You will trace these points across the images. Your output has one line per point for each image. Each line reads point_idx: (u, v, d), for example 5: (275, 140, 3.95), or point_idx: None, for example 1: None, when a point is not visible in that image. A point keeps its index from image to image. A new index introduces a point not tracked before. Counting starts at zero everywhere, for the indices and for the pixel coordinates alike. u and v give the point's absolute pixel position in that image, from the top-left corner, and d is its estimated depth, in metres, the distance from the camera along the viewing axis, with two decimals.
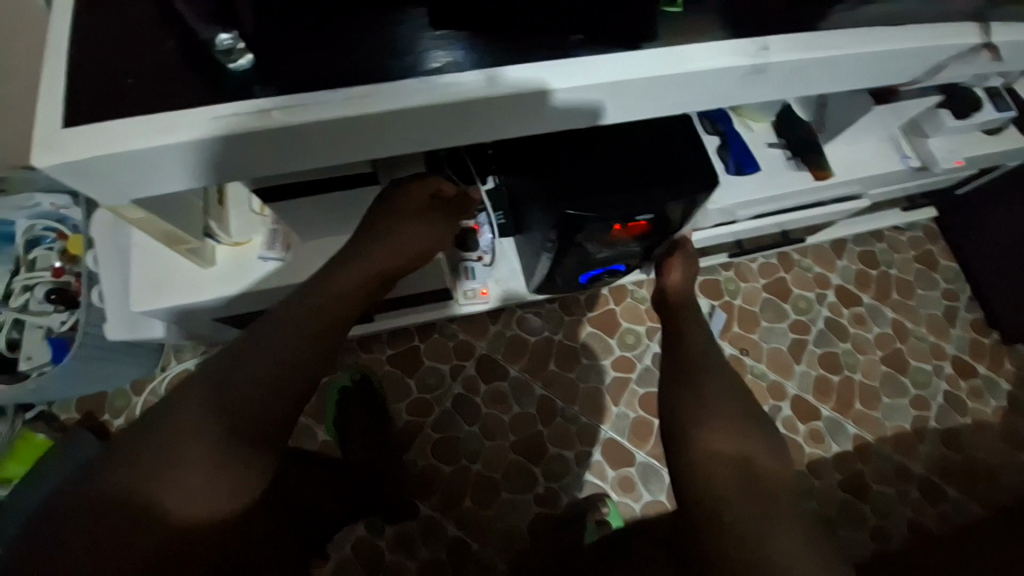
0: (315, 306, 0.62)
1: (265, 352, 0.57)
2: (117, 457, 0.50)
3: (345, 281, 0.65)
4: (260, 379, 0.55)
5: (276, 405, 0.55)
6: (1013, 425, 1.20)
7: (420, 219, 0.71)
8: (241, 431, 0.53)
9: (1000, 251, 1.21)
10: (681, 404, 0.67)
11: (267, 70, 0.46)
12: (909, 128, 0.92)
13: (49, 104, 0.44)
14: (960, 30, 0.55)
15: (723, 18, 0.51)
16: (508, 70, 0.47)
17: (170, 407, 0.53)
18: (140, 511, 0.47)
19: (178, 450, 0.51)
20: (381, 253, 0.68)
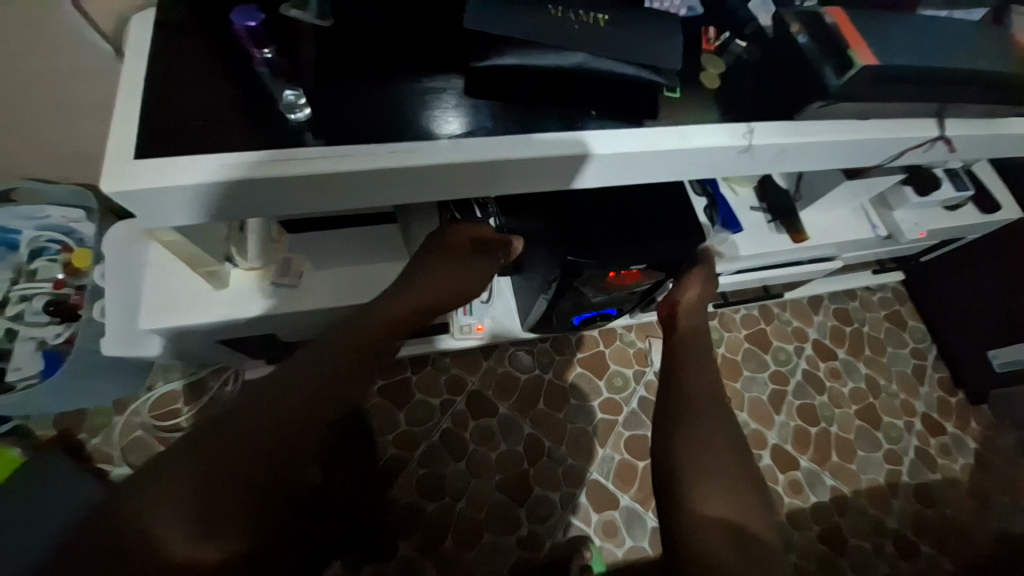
0: (350, 339, 0.62)
1: (283, 394, 0.55)
2: (134, 487, 0.48)
3: (367, 321, 0.65)
4: (287, 412, 0.54)
5: (299, 441, 0.53)
6: (981, 484, 1.25)
7: (461, 260, 0.75)
8: (259, 467, 0.51)
9: (963, 316, 1.30)
10: (676, 451, 0.58)
11: (315, 121, 0.51)
12: (877, 201, 1.01)
13: (120, 136, 0.47)
14: (920, 124, 0.64)
15: (717, 104, 0.58)
16: (528, 137, 0.52)
17: (179, 450, 0.50)
18: (152, 547, 0.45)
19: (190, 493, 0.48)
20: (426, 291, 0.71)
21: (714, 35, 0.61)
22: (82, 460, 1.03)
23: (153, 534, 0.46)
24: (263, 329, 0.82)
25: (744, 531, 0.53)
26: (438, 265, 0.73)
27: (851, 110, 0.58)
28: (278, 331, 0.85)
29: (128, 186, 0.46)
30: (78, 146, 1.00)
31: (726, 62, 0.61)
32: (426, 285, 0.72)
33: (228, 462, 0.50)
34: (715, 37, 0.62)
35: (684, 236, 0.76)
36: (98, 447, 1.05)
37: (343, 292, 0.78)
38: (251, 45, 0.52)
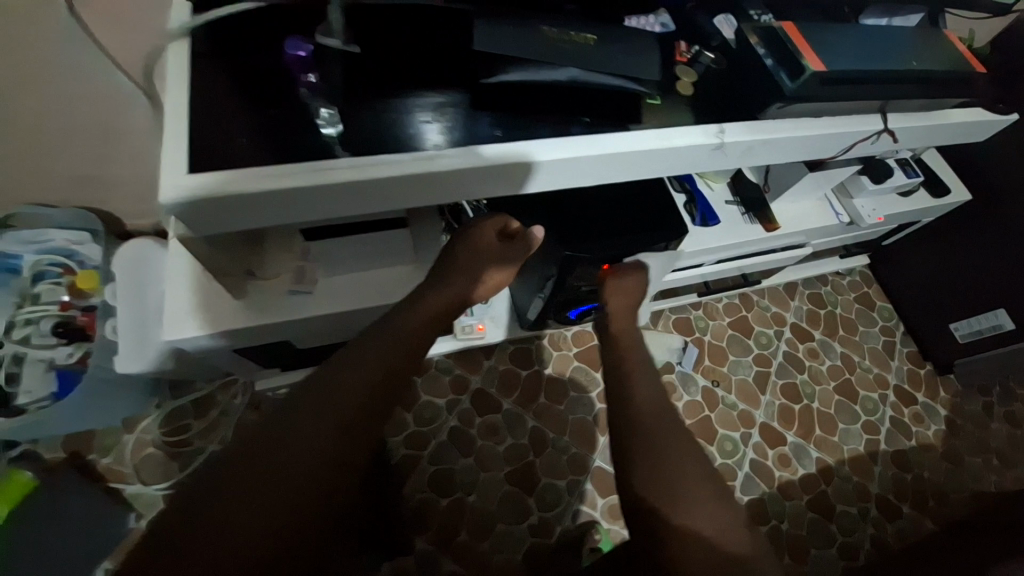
0: (395, 335, 0.66)
1: (337, 403, 0.57)
2: (216, 479, 0.50)
3: (382, 349, 0.64)
4: (351, 402, 0.57)
5: (366, 427, 0.57)
6: (952, 447, 1.35)
7: (492, 254, 0.78)
8: (333, 452, 0.54)
9: (926, 293, 1.41)
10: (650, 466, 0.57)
11: (342, 135, 0.57)
12: (838, 190, 1.12)
13: (171, 153, 0.52)
14: (867, 118, 0.73)
15: (692, 108, 0.66)
16: (525, 143, 0.59)
17: (254, 444, 0.53)
18: (243, 533, 0.47)
19: (274, 481, 0.50)
20: (459, 284, 0.76)
21: (685, 49, 0.69)
22: (93, 480, 1.04)
23: (241, 527, 0.47)
24: (279, 336, 0.86)
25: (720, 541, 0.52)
26: (470, 258, 0.77)
27: (809, 109, 0.67)
28: (294, 338, 0.89)
29: (179, 198, 0.50)
30: (84, 167, 1.02)
31: (697, 72, 0.68)
32: (459, 277, 0.76)
33: (299, 461, 0.52)
34: (687, 51, 0.70)
35: (668, 228, 0.84)
36: (109, 467, 1.05)
37: (358, 296, 0.83)
38: (297, 70, 0.58)
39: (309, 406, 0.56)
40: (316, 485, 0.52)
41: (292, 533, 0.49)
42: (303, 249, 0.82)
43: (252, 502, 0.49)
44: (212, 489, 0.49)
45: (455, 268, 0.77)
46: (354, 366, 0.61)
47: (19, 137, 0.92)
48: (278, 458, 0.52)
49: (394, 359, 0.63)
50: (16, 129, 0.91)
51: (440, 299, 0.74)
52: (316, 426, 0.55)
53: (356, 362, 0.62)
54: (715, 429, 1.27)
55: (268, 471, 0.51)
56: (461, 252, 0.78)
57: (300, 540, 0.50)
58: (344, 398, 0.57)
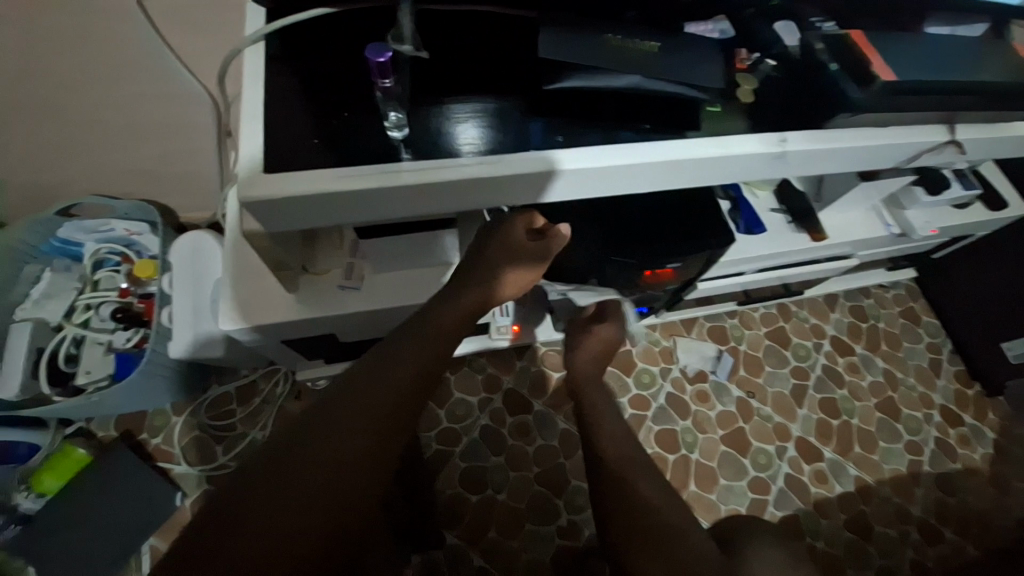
0: (435, 325, 0.67)
1: (381, 389, 0.59)
2: (273, 456, 0.53)
3: (413, 351, 0.64)
4: (394, 387, 0.60)
5: (407, 411, 0.60)
6: (1001, 472, 1.29)
7: (523, 253, 0.72)
8: (378, 434, 0.56)
9: (978, 310, 1.35)
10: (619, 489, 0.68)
11: (408, 137, 0.59)
12: (889, 201, 1.06)
13: (249, 154, 0.55)
14: (931, 129, 0.70)
15: (751, 118, 0.66)
16: (558, 153, 0.59)
17: (305, 424, 0.55)
18: (299, 504, 0.50)
19: (325, 458, 0.53)
20: (488, 285, 0.72)
21: (744, 56, 0.70)
22: (144, 459, 1.09)
23: (298, 500, 0.51)
24: (324, 329, 0.89)
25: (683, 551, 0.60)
26: (500, 257, 0.73)
27: (873, 119, 0.65)
28: (339, 331, 0.92)
29: (253, 199, 0.53)
30: (145, 161, 1.08)
31: (757, 78, 0.69)
32: (489, 277, 0.72)
33: (347, 441, 0.54)
34: (746, 58, 0.70)
35: (715, 236, 0.82)
36: (159, 447, 1.10)
37: (403, 294, 0.85)
38: (374, 72, 0.55)
39: (341, 406, 0.57)
40: (362, 463, 0.54)
41: (319, 537, 0.50)
42: (352, 246, 0.85)
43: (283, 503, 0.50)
44: (246, 487, 0.50)
45: (484, 268, 0.72)
46: (385, 368, 0.61)
47: (89, 131, 0.98)
48: (308, 460, 0.53)
49: (423, 363, 0.63)
50: (87, 123, 0.96)
51: (472, 300, 0.71)
52: (346, 429, 0.55)
53: (387, 364, 0.62)
54: (748, 441, 1.25)
55: (320, 449, 0.53)
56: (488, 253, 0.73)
57: (349, 514, 0.53)
58: (374, 400, 0.58)
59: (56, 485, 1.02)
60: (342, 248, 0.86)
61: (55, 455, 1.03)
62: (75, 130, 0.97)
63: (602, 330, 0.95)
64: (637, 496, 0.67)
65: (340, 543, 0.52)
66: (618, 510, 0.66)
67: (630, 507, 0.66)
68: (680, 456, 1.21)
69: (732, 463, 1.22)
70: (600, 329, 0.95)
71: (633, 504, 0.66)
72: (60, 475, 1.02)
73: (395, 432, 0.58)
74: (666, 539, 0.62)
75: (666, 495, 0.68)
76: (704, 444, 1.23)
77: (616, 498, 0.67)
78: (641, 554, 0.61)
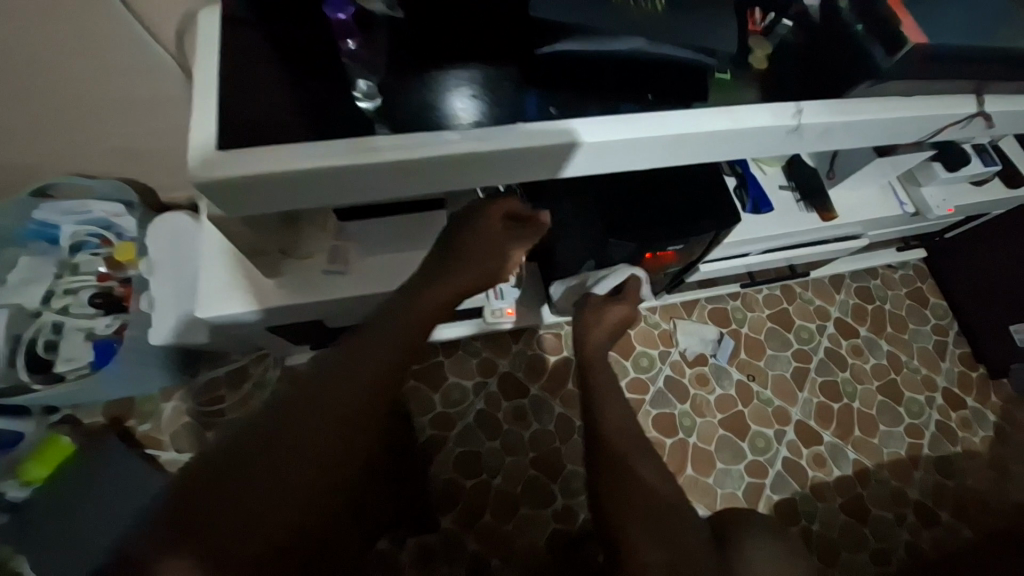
0: (412, 314, 0.64)
1: (349, 379, 0.57)
2: (235, 448, 0.52)
3: (378, 353, 0.59)
4: (363, 377, 0.57)
5: (377, 403, 0.57)
6: (1001, 455, 1.27)
7: (500, 241, 0.71)
8: (345, 426, 0.55)
9: (988, 291, 1.30)
10: (613, 477, 0.64)
11: (386, 110, 0.54)
12: (905, 178, 1.02)
13: (204, 129, 0.50)
14: (958, 101, 0.64)
15: (762, 90, 0.61)
16: (581, 120, 0.53)
17: (269, 417, 0.54)
18: (261, 497, 0.50)
19: (290, 450, 0.52)
20: (465, 275, 0.69)
21: (759, 17, 0.64)
22: (134, 445, 1.08)
23: (259, 494, 0.50)
24: (309, 315, 0.86)
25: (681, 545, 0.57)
26: (477, 244, 0.70)
27: (896, 89, 0.60)
28: (326, 317, 0.89)
29: (209, 178, 0.48)
30: (115, 141, 1.01)
31: (772, 42, 0.64)
32: (465, 266, 0.69)
33: (313, 433, 0.53)
34: (762, 19, 0.65)
35: (720, 215, 0.77)
36: (147, 433, 1.10)
37: (388, 278, 0.81)
38: (338, 35, 0.56)
39: (295, 418, 0.53)
40: (329, 455, 0.53)
41: (265, 558, 0.49)
42: (338, 230, 0.80)
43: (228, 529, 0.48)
44: (186, 512, 0.47)
45: (460, 256, 0.69)
46: (347, 374, 0.57)
47: (51, 112, 0.91)
48: (257, 480, 0.50)
49: (388, 368, 0.59)
50: (49, 104, 0.89)
51: (445, 292, 0.68)
52: (299, 445, 0.52)
53: (349, 369, 0.57)
54: (747, 425, 1.23)
55: (283, 442, 0.52)
56: (464, 238, 0.70)
57: (314, 506, 0.52)
58: (332, 411, 0.54)
59: (43, 475, 0.99)
60: (328, 231, 0.80)
61: (42, 445, 1.00)
62: (36, 112, 0.90)
63: (619, 309, 0.84)
64: (629, 476, 0.64)
65: (301, 543, 0.52)
66: (608, 489, 0.64)
67: (621, 485, 0.63)
68: (678, 440, 1.20)
69: (730, 447, 1.21)
70: (617, 308, 0.84)
71: (622, 483, 0.63)
72: (48, 463, 1.00)
73: (353, 447, 0.55)
74: (654, 520, 0.59)
75: (659, 483, 0.64)
76: (702, 428, 1.22)
77: (608, 476, 0.65)
78: (630, 528, 0.59)
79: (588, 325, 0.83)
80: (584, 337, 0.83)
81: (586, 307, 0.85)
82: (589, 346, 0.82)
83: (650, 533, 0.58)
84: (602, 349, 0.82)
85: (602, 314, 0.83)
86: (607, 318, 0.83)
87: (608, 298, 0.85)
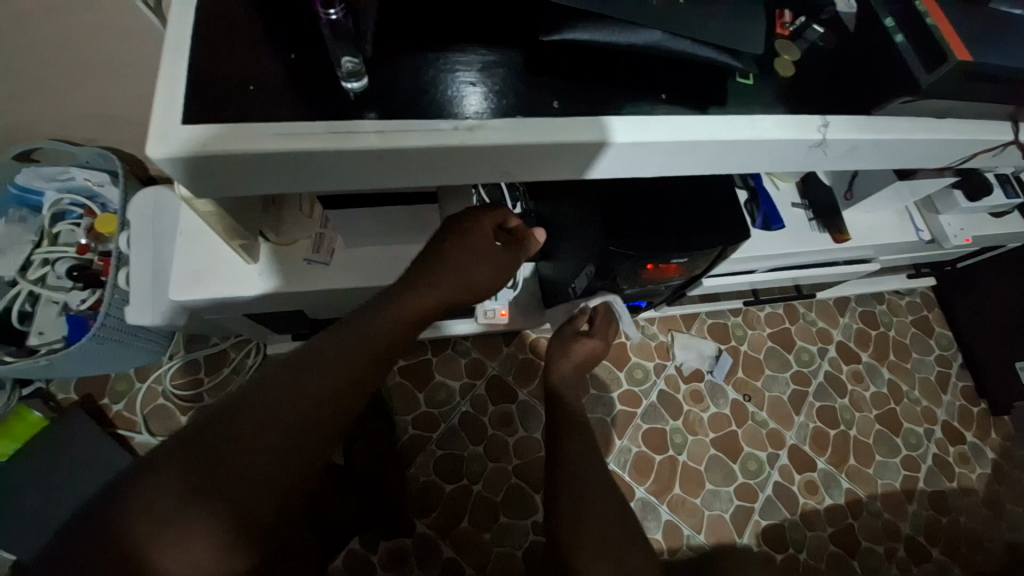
0: (395, 312, 0.60)
1: (323, 375, 0.51)
2: (190, 442, 0.45)
3: (351, 350, 0.54)
4: (340, 374, 0.52)
5: (352, 404, 0.52)
6: (997, 494, 1.24)
7: (488, 255, 0.67)
8: (316, 428, 0.48)
9: (997, 326, 1.26)
10: (579, 488, 0.59)
11: (377, 93, 0.49)
12: (922, 204, 0.97)
13: (169, 99, 0.45)
14: (993, 127, 0.60)
15: (785, 99, 0.56)
16: (614, 118, 0.51)
17: (231, 410, 0.47)
18: (220, 499, 0.43)
19: (254, 448, 0.45)
20: (446, 284, 0.64)
21: (789, 19, 0.60)
22: (106, 425, 1.05)
23: (219, 495, 0.43)
24: (292, 304, 0.82)
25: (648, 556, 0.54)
26: (463, 256, 0.66)
27: (932, 108, 0.56)
28: (308, 307, 0.85)
29: (172, 153, 0.44)
30: (99, 108, 0.96)
31: (801, 47, 0.60)
32: (449, 277, 0.65)
33: (281, 432, 0.47)
34: (791, 22, 0.60)
35: (728, 229, 0.72)
36: (121, 413, 1.06)
37: (376, 271, 0.79)
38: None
39: (256, 415, 0.47)
40: (296, 459, 0.47)
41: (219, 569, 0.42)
42: (323, 218, 0.79)
43: (186, 539, 0.41)
44: (143, 507, 0.41)
45: (443, 265, 0.65)
46: (314, 370, 0.51)
47: (29, 75, 0.86)
48: (220, 473, 0.43)
49: (363, 366, 0.54)
50: (25, 66, 0.84)
51: (427, 300, 0.62)
52: (262, 449, 0.45)
53: (318, 365, 0.52)
54: (740, 446, 1.19)
55: (245, 439, 0.45)
56: (453, 248, 0.66)
57: (278, 514, 0.45)
58: (299, 409, 0.48)
59: (11, 449, 0.96)
60: (311, 216, 0.79)
61: (11, 418, 0.97)
62: (11, 75, 0.85)
63: (588, 344, 0.85)
64: (586, 504, 0.57)
65: (259, 557, 0.45)
66: (563, 508, 0.57)
67: (580, 504, 0.57)
68: (668, 457, 1.16)
69: (721, 468, 1.17)
70: (587, 342, 0.85)
71: (577, 506, 0.57)
72: (15, 437, 0.96)
73: (329, 443, 0.49)
74: (608, 545, 0.53)
75: (625, 508, 0.58)
76: (693, 446, 1.18)
77: (574, 489, 0.59)
78: (582, 555, 0.53)
79: (555, 357, 0.84)
80: (550, 366, 0.83)
81: (558, 338, 0.87)
82: (556, 374, 0.82)
83: (600, 567, 0.51)
84: (567, 378, 0.81)
85: (571, 346, 0.84)
86: (577, 351, 0.84)
87: (579, 332, 0.87)
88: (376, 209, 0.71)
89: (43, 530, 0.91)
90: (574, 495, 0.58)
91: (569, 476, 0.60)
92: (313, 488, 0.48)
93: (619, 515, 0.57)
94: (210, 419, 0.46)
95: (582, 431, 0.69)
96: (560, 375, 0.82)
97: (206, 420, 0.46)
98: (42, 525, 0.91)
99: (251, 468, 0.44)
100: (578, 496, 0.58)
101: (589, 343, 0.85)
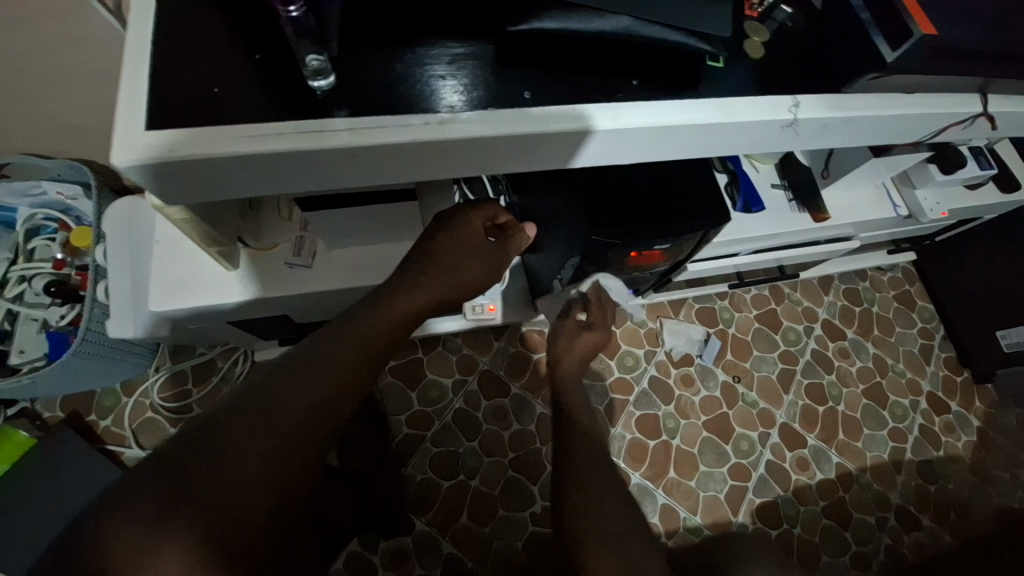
0: (386, 315, 0.59)
1: (310, 381, 0.51)
2: (172, 455, 0.44)
3: (345, 353, 0.54)
4: (327, 380, 0.52)
5: (339, 408, 0.52)
6: (981, 459, 1.27)
7: (482, 252, 0.69)
8: (303, 434, 0.48)
9: (978, 296, 1.29)
10: (577, 483, 0.59)
11: (345, 92, 0.49)
12: (899, 179, 0.99)
13: (129, 106, 0.44)
14: (963, 99, 0.60)
15: (755, 79, 0.57)
16: (589, 106, 0.51)
17: (212, 421, 0.46)
18: (203, 513, 0.42)
19: (240, 457, 0.45)
20: (440, 284, 0.64)
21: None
22: (94, 441, 1.03)
23: (203, 506, 0.42)
24: (278, 309, 0.82)
25: (652, 542, 0.54)
26: (454, 255, 0.66)
27: (901, 83, 0.57)
28: (295, 311, 0.85)
29: (138, 159, 0.43)
30: (68, 119, 0.94)
31: (769, 28, 0.61)
32: (440, 277, 0.65)
33: (267, 438, 0.46)
34: (759, 2, 0.61)
35: (709, 215, 0.72)
36: (109, 429, 1.05)
37: (359, 272, 0.79)
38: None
39: (243, 425, 0.46)
40: (284, 464, 0.46)
41: None
42: (302, 219, 0.77)
43: (170, 554, 0.40)
44: (122, 525, 0.39)
45: (433, 266, 0.65)
46: (308, 374, 0.51)
47: None
48: (207, 483, 0.43)
49: (351, 370, 0.53)
50: None
51: (415, 300, 0.62)
52: (254, 456, 0.45)
53: (304, 370, 0.51)
54: (732, 428, 1.21)
55: (230, 446, 0.45)
56: (444, 246, 0.66)
57: (267, 520, 0.44)
58: (288, 415, 0.48)
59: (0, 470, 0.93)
60: (290, 219, 0.78)
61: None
62: None
63: (585, 336, 0.89)
64: (583, 498, 0.58)
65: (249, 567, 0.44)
66: (567, 505, 0.58)
67: (580, 500, 0.57)
68: (661, 442, 1.18)
69: (714, 450, 1.19)
70: (588, 335, 0.89)
71: (578, 502, 0.57)
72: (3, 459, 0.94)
73: (318, 448, 0.49)
74: (609, 539, 0.53)
75: (619, 496, 0.58)
76: (687, 429, 1.19)
77: (569, 489, 0.59)
78: (585, 548, 0.53)
79: (555, 355, 0.89)
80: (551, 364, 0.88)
81: (558, 335, 0.91)
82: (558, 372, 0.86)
83: (606, 560, 0.51)
84: (572, 376, 0.85)
85: (569, 343, 0.88)
86: (574, 346, 0.88)
87: (578, 325, 0.91)
88: (357, 209, 0.71)
89: (30, 551, 0.88)
90: (572, 490, 0.59)
91: (569, 474, 0.61)
92: (307, 493, 0.48)
93: (619, 504, 0.57)
94: (194, 431, 0.46)
95: (574, 429, 0.70)
96: (564, 375, 0.86)
97: (188, 433, 0.45)
98: (20, 549, 0.88)
99: (238, 475, 0.44)
100: (575, 488, 0.59)
101: (588, 334, 0.89)
